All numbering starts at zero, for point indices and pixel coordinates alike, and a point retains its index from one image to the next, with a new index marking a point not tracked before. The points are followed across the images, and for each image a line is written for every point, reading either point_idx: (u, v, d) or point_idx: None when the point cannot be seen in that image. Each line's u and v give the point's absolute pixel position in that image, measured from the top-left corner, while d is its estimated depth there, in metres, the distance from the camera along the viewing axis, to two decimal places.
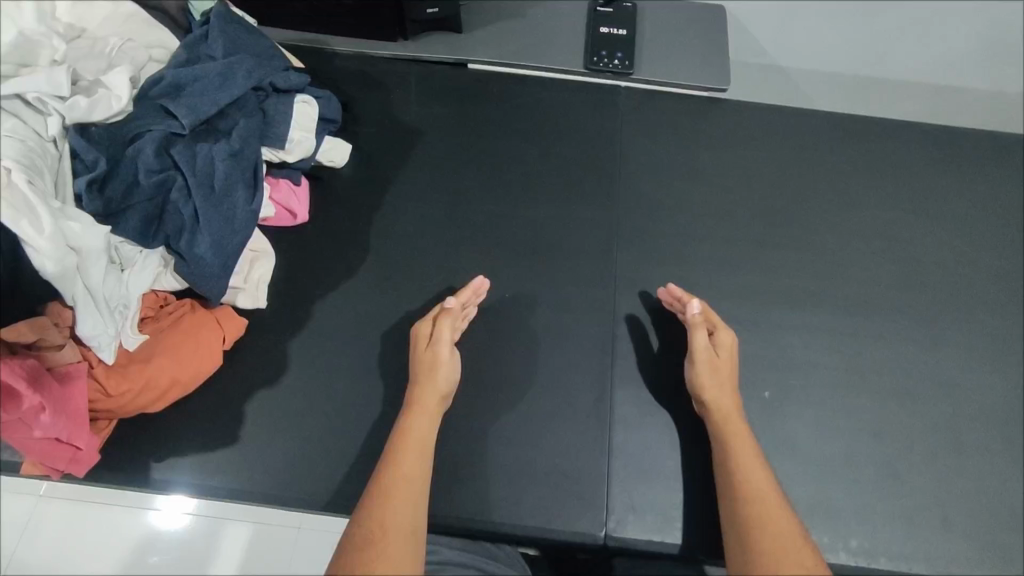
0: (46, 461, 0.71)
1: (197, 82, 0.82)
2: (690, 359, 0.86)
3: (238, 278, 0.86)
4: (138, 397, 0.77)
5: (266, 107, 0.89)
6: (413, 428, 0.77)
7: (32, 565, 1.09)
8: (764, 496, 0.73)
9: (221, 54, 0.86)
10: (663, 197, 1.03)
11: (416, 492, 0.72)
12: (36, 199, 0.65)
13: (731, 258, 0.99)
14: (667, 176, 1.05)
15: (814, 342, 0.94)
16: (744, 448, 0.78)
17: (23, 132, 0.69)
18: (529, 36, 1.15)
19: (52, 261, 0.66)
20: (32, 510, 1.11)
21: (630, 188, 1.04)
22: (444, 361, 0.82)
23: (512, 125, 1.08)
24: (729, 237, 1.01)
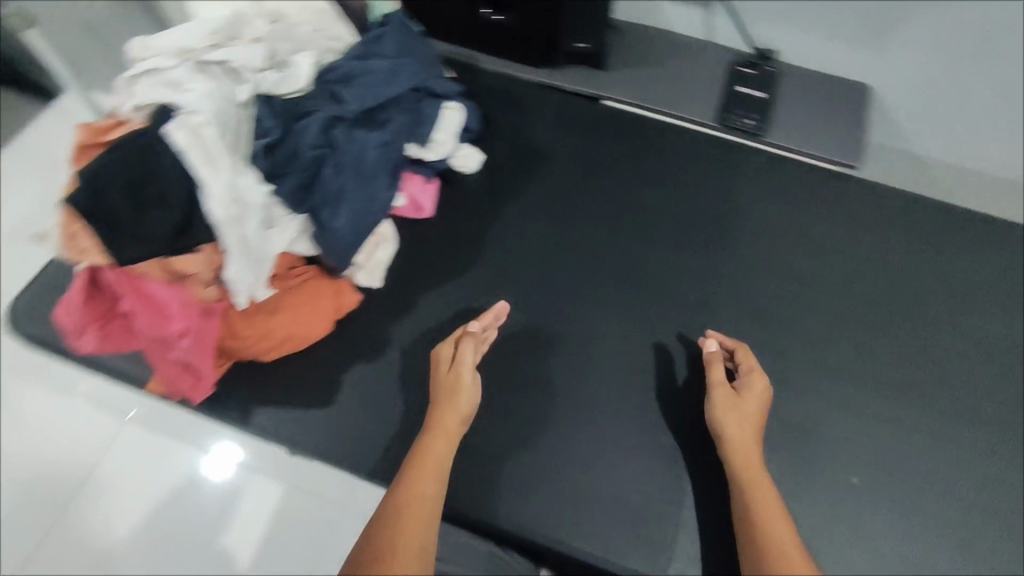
0: (174, 381, 0.80)
1: (367, 75, 0.90)
2: (710, 391, 0.86)
3: (361, 255, 0.93)
4: (257, 344, 0.84)
5: (422, 107, 0.95)
6: (428, 450, 0.77)
7: (101, 480, 1.21)
8: (777, 529, 0.72)
9: (391, 54, 0.94)
10: (776, 261, 1.03)
11: (427, 513, 0.71)
12: (221, 152, 0.75)
13: (831, 336, 0.98)
14: (779, 242, 1.05)
15: (905, 438, 0.92)
16: (760, 484, 0.77)
17: (219, 94, 0.77)
18: (665, 84, 1.19)
19: (221, 206, 0.73)
20: (113, 428, 1.23)
21: (743, 246, 1.04)
22: (467, 381, 0.83)
23: (636, 166, 1.12)
24: (836, 313, 1.00)
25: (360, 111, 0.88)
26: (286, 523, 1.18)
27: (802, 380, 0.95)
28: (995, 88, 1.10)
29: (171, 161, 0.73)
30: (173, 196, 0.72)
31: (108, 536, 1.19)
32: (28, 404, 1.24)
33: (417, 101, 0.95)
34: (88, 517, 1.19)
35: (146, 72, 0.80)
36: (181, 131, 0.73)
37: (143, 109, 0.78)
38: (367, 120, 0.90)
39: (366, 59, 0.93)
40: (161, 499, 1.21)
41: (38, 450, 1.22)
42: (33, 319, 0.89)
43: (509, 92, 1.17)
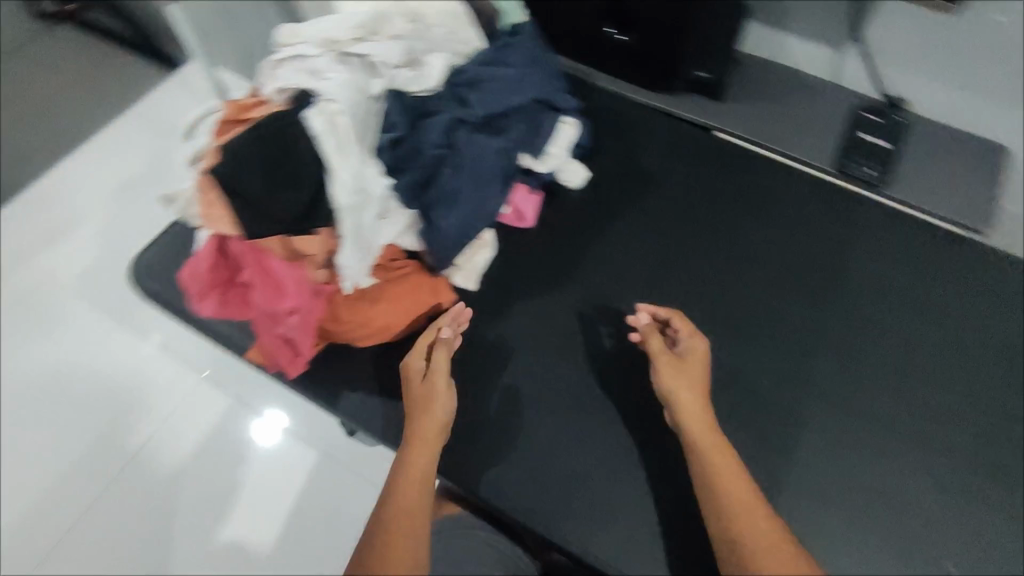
0: (275, 354, 0.83)
1: (493, 82, 0.92)
2: (652, 362, 0.87)
3: (461, 257, 0.95)
4: (355, 330, 0.86)
5: (540, 119, 0.96)
6: (402, 466, 0.76)
7: (169, 429, 1.35)
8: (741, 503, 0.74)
9: (517, 63, 0.95)
10: (877, 318, 1.00)
11: (415, 531, 0.71)
12: (353, 142, 0.79)
13: (926, 406, 0.94)
14: (881, 300, 1.01)
15: (996, 523, 0.88)
16: (713, 454, 0.78)
17: (355, 85, 0.81)
18: (781, 122, 1.15)
19: (345, 194, 0.77)
20: (190, 381, 1.38)
21: (844, 298, 1.01)
22: (441, 387, 0.82)
23: (742, 201, 1.09)
24: (936, 381, 0.96)
25: (482, 117, 0.90)
26: (328, 493, 1.30)
27: (889, 447, 0.92)
28: None
29: (306, 143, 0.76)
30: (304, 177, 0.76)
31: (174, 481, 1.31)
32: (124, 349, 1.40)
33: (537, 114, 0.95)
34: (159, 460, 1.32)
35: (291, 58, 0.85)
36: (318, 118, 0.77)
37: (283, 92, 0.82)
38: (487, 126, 0.91)
39: (494, 66, 0.94)
40: (221, 454, 1.33)
41: (125, 393, 1.37)
42: (151, 274, 0.95)
43: (622, 112, 1.16)
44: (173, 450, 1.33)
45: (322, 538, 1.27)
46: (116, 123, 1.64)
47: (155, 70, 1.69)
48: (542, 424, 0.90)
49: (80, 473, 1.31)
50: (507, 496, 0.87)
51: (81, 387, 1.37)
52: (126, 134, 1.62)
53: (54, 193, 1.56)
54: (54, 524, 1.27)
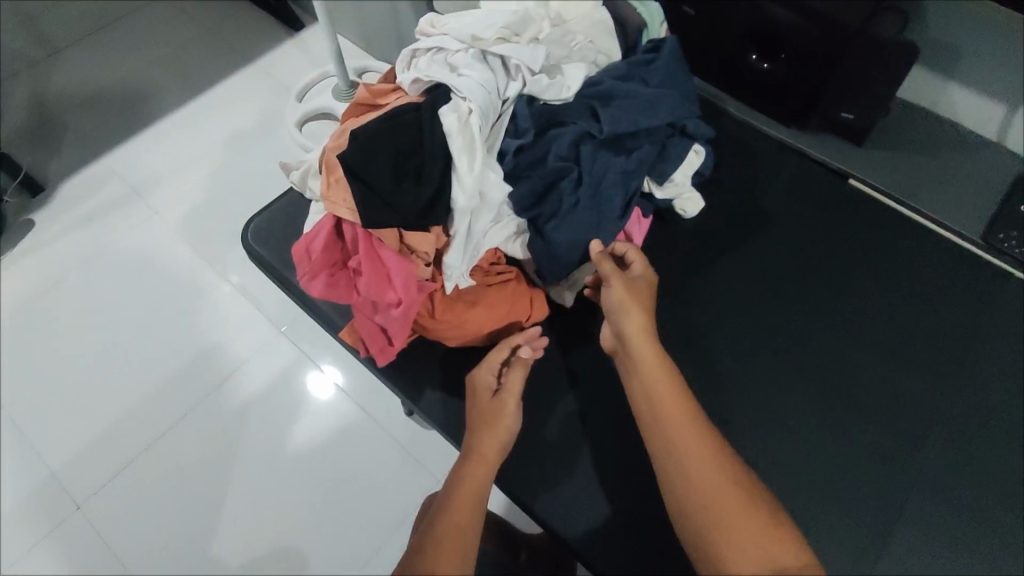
0: (368, 341, 0.83)
1: (627, 98, 0.88)
2: (607, 286, 0.80)
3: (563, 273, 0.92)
4: (447, 330, 0.85)
5: (669, 143, 0.92)
6: (460, 479, 0.74)
7: (245, 375, 1.45)
8: (689, 439, 0.70)
9: (653, 83, 0.91)
10: (997, 408, 0.91)
11: (466, 548, 0.68)
12: (478, 143, 0.78)
13: None
14: (1005, 395, 0.92)
15: None
16: (657, 381, 0.74)
17: (491, 85, 0.81)
18: (929, 179, 1.06)
19: (464, 195, 0.76)
20: (270, 332, 1.49)
21: (962, 380, 0.93)
22: (510, 408, 0.81)
23: (863, 256, 1.02)
24: None
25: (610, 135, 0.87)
26: (377, 462, 1.37)
27: (995, 559, 0.83)
28: None
29: (438, 141, 0.77)
30: (428, 174, 0.75)
31: (240, 421, 1.41)
32: (214, 292, 1.53)
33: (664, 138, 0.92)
34: (231, 400, 1.43)
35: (432, 48, 0.86)
36: (452, 117, 0.78)
37: (419, 83, 0.83)
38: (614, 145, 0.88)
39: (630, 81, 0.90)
40: (286, 405, 1.42)
41: (212, 333, 1.49)
42: (260, 237, 0.98)
43: (748, 142, 1.11)
44: (245, 393, 1.44)
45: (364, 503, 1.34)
46: (251, 86, 1.77)
47: (295, 46, 1.83)
48: (620, 458, 0.87)
49: (163, 398, 1.43)
50: (573, 527, 0.83)
51: (175, 321, 1.50)
52: (258, 98, 1.75)
53: (185, 140, 1.70)
54: (133, 440, 1.40)
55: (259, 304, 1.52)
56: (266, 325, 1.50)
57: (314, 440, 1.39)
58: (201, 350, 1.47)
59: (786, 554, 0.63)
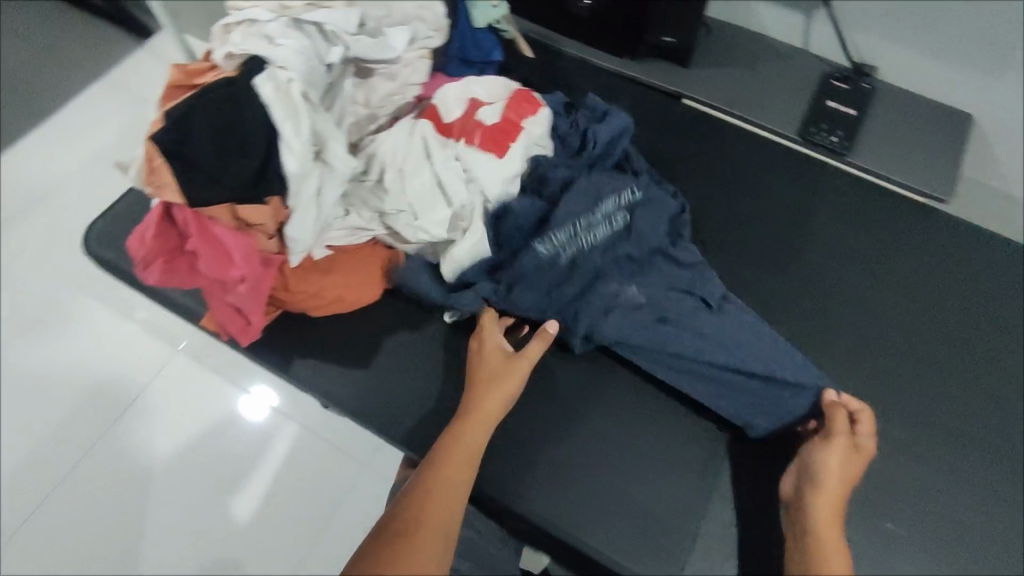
0: (225, 323, 0.83)
1: (641, 235, 0.87)
2: (826, 443, 0.77)
3: (358, 220, 0.87)
4: (306, 300, 0.86)
5: (692, 281, 0.87)
6: (461, 434, 0.76)
7: (152, 400, 1.33)
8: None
9: (665, 218, 0.91)
10: (830, 285, 1.00)
11: (454, 503, 0.71)
12: (303, 109, 0.77)
13: (875, 373, 0.94)
14: (841, 270, 1.01)
15: (944, 487, 0.87)
16: (830, 535, 0.72)
17: (310, 52, 0.81)
18: (751, 90, 1.14)
19: (297, 159, 0.76)
20: (156, 346, 1.37)
21: (799, 263, 1.02)
22: (520, 369, 0.81)
23: (700, 165, 1.10)
24: (888, 350, 0.95)
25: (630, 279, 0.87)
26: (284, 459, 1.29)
27: None
28: None
29: (257, 110, 0.75)
30: (254, 145, 0.75)
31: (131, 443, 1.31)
32: (98, 322, 1.39)
33: (667, 223, 0.90)
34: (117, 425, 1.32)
35: (243, 21, 0.83)
36: (268, 85, 0.76)
37: (235, 58, 0.80)
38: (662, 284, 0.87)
39: (592, 214, 0.86)
40: (182, 421, 1.32)
41: (103, 366, 1.35)
42: (104, 242, 0.94)
43: (586, 81, 1.17)
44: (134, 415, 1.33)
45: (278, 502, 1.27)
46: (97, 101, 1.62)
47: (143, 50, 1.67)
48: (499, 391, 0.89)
49: (59, 446, 1.30)
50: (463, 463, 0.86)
51: (44, 355, 1.37)
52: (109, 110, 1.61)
53: (32, 165, 1.54)
54: (30, 493, 1.27)
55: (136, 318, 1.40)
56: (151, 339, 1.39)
57: (239, 453, 1.30)
58: (77, 383, 1.34)
59: None
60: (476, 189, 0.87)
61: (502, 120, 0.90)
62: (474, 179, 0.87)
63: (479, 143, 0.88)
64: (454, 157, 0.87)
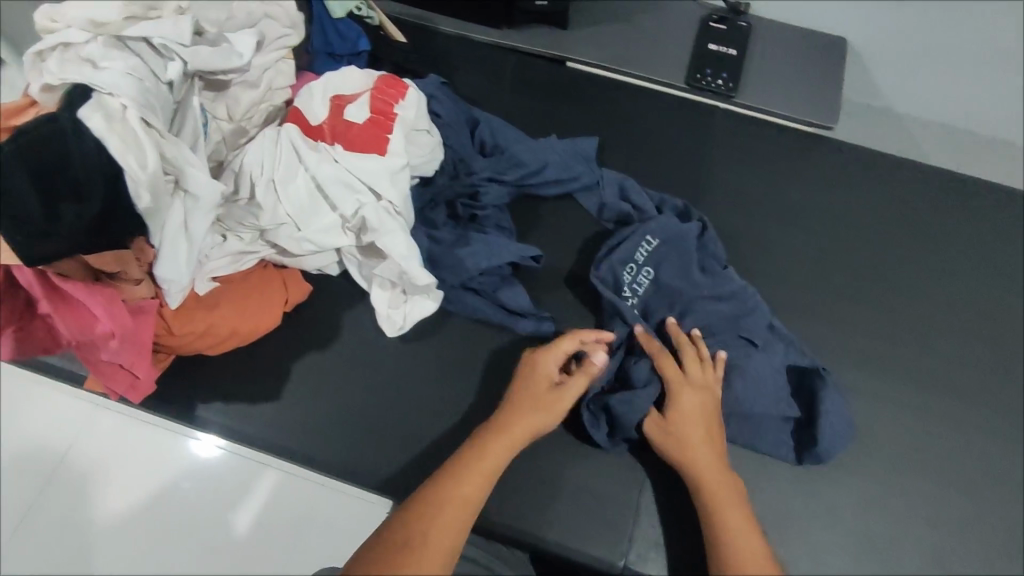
0: (108, 383, 0.76)
1: (667, 290, 0.88)
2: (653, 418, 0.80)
3: (238, 244, 0.81)
4: (197, 341, 0.79)
5: (744, 322, 0.86)
6: (488, 451, 0.73)
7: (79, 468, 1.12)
8: (749, 547, 0.69)
9: (697, 261, 0.89)
10: (747, 226, 0.97)
11: (466, 515, 0.69)
12: (145, 139, 0.70)
13: (801, 308, 0.92)
14: (750, 208, 0.99)
15: (878, 409, 0.86)
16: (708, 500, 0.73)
17: (142, 71, 0.73)
18: (633, 44, 1.12)
19: (149, 194, 0.70)
20: (54, 401, 1.15)
21: (712, 207, 0.99)
22: (564, 405, 0.78)
23: (595, 125, 1.06)
24: (812, 284, 0.94)
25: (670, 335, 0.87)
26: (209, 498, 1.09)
27: None
28: (963, 41, 1.04)
29: (87, 146, 0.66)
30: (89, 187, 0.66)
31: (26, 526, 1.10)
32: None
33: (698, 262, 0.89)
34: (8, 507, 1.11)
35: (57, 46, 0.74)
36: (97, 116, 0.68)
37: (55, 91, 0.72)
38: (704, 330, 0.86)
39: (622, 278, 0.88)
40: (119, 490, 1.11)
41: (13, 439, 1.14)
42: None
43: (466, 56, 1.11)
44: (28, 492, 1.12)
45: (211, 556, 1.08)
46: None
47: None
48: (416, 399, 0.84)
49: None
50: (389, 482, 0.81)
51: None
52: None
53: None
54: None
55: (11, 376, 1.18)
56: (28, 399, 1.15)
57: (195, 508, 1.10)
58: None
59: None
60: (360, 192, 0.83)
61: (371, 114, 0.86)
62: (354, 183, 0.83)
63: (357, 144, 0.85)
64: (331, 163, 0.83)
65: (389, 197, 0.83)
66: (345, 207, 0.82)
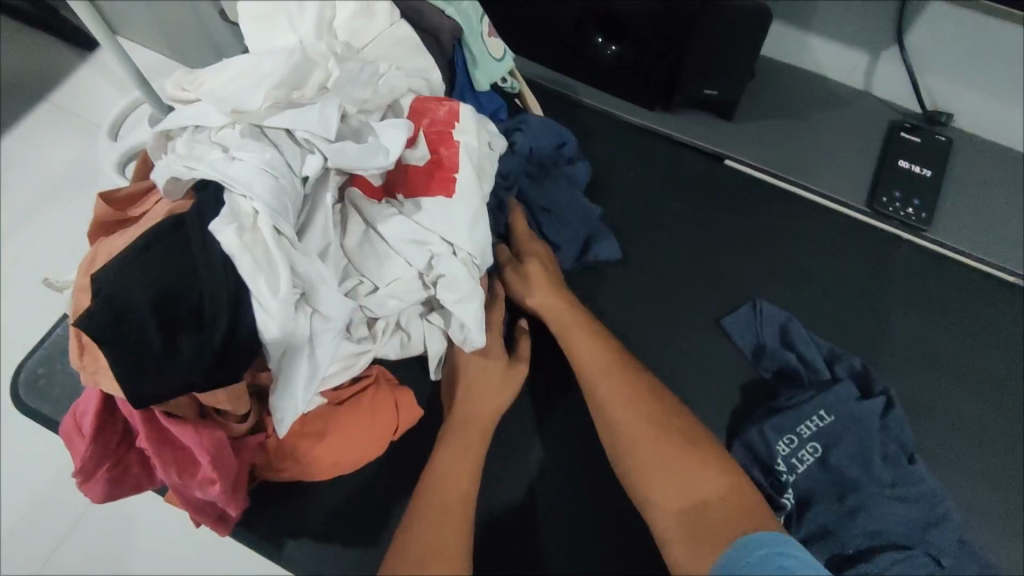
0: (198, 516, 0.66)
1: (837, 477, 0.75)
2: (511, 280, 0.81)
3: (351, 349, 0.72)
4: (296, 472, 0.71)
5: (925, 535, 0.72)
6: (460, 444, 0.72)
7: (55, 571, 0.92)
8: (620, 393, 0.72)
9: (879, 449, 0.76)
10: (924, 396, 0.83)
11: (461, 517, 0.66)
12: (279, 257, 0.60)
13: (983, 511, 0.77)
14: (930, 375, 0.84)
15: None
16: (573, 334, 0.77)
17: (279, 166, 0.62)
18: (806, 147, 0.96)
19: (278, 325, 0.60)
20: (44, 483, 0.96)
21: (883, 364, 0.85)
22: (516, 378, 0.79)
23: (753, 242, 0.92)
24: (999, 482, 0.79)
25: (838, 533, 0.72)
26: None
27: None
28: None
29: (216, 268, 0.58)
30: (212, 314, 0.57)
31: None
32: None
33: (880, 449, 0.76)
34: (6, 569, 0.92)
35: (188, 126, 0.65)
36: (228, 229, 0.58)
37: (180, 183, 0.62)
38: (878, 536, 0.72)
39: (777, 450, 0.77)
40: None
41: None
42: (40, 394, 0.78)
43: (612, 137, 0.98)
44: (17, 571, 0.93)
45: None
46: (34, 134, 1.24)
47: (85, 68, 1.28)
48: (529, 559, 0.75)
49: None
50: None
51: None
52: (51, 148, 1.23)
53: None
54: None
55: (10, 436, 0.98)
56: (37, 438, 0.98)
57: None
58: None
59: (705, 481, 0.64)
60: (432, 244, 0.73)
61: (432, 154, 0.75)
62: (424, 235, 0.73)
63: (422, 186, 0.75)
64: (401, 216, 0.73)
65: (466, 247, 0.73)
66: (415, 261, 0.73)
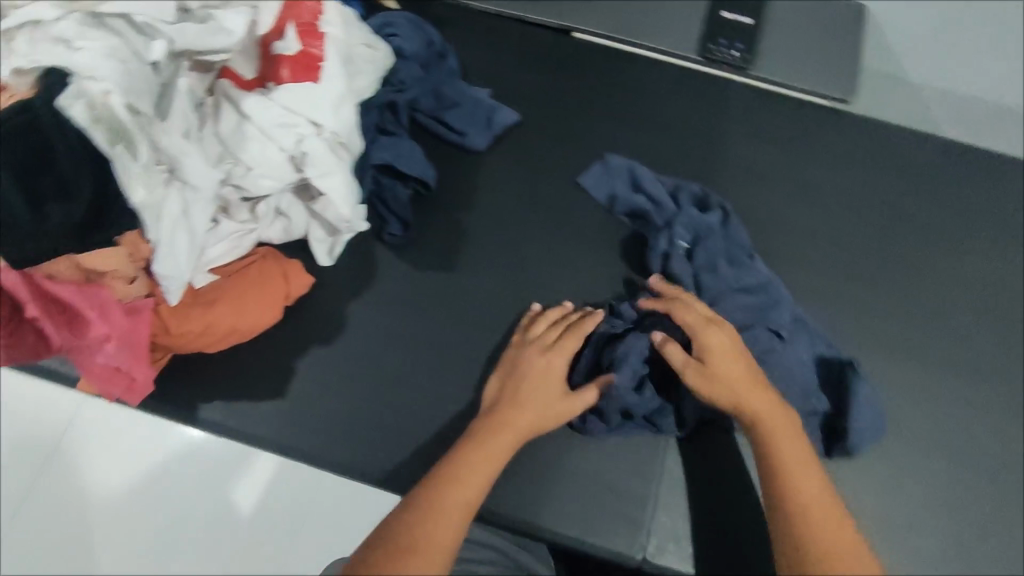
0: (105, 386, 0.74)
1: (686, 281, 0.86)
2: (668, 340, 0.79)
3: (232, 224, 0.78)
4: (194, 340, 0.76)
5: (765, 314, 0.84)
6: (482, 447, 0.73)
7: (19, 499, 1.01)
8: (809, 458, 0.72)
9: (719, 254, 0.87)
10: (758, 208, 0.95)
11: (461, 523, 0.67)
12: (133, 126, 0.65)
13: (812, 293, 0.91)
14: (763, 190, 0.96)
15: (891, 394, 0.86)
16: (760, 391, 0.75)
17: (123, 51, 0.66)
18: (643, 12, 1.05)
19: (143, 187, 0.66)
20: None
21: (723, 188, 0.96)
22: (572, 411, 0.78)
23: (604, 100, 1.01)
24: (825, 267, 0.92)
25: None
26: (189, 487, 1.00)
27: None
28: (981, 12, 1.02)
29: (71, 142, 0.62)
30: (77, 185, 0.63)
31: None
32: None
33: (721, 253, 0.87)
34: None
35: (28, 23, 0.67)
36: (77, 104, 0.62)
37: (25, 74, 0.65)
38: None
39: None
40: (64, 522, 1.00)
41: None
42: None
43: (466, 25, 1.05)
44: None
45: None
46: None
47: None
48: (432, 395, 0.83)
49: None
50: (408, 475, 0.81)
51: None
52: None
53: None
54: None
55: None
56: None
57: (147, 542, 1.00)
58: None
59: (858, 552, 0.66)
60: (300, 125, 0.75)
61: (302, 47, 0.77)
62: (292, 118, 0.75)
63: (288, 72, 0.76)
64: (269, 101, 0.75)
65: (332, 127, 0.76)
66: (285, 144, 0.75)
